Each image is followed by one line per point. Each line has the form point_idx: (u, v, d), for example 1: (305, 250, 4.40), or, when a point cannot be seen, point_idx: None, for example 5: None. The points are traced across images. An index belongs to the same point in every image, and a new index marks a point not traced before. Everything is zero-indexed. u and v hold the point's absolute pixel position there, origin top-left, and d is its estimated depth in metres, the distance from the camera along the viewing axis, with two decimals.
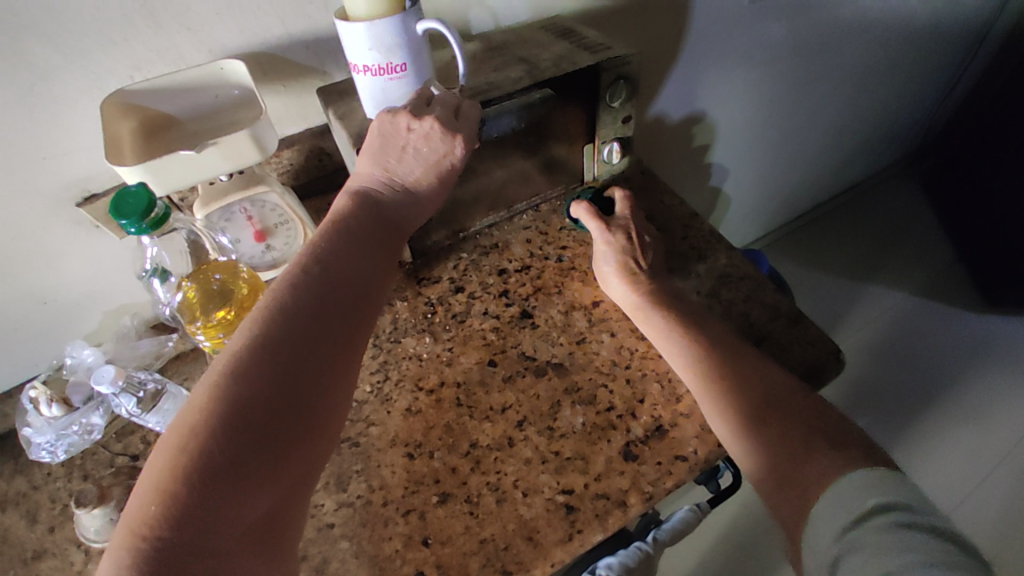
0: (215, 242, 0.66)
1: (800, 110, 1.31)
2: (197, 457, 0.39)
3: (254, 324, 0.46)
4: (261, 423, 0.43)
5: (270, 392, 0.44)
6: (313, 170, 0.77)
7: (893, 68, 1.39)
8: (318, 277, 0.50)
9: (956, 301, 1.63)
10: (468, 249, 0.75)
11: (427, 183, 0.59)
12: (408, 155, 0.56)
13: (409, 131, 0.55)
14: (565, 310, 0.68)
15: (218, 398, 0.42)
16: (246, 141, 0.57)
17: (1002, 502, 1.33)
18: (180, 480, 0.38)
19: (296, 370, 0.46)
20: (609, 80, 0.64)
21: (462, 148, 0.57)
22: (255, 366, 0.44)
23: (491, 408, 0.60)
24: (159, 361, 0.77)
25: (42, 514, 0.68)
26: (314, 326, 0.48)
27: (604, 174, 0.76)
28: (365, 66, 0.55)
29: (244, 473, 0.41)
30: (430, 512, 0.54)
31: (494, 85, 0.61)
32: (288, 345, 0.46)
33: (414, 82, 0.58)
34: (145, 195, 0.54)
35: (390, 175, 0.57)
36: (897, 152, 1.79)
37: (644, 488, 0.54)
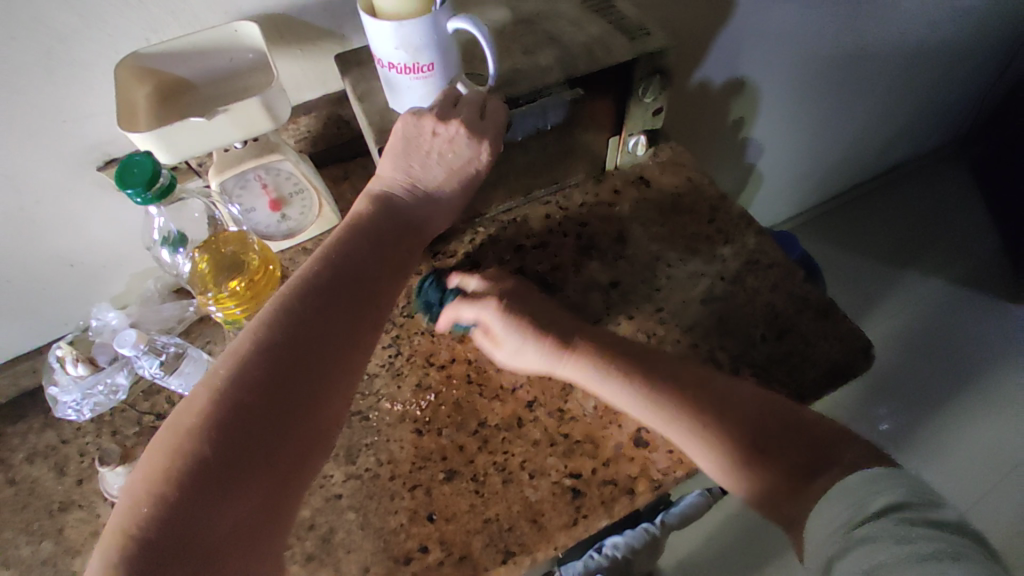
0: (230, 211, 0.65)
1: (843, 88, 1.24)
2: (190, 454, 0.41)
3: (264, 330, 0.47)
4: (253, 436, 0.44)
5: (265, 397, 0.45)
6: (330, 137, 0.75)
7: (957, 37, 1.28)
8: (325, 292, 0.51)
9: (1002, 293, 1.55)
10: (484, 223, 0.72)
11: (454, 187, 0.58)
12: (432, 159, 0.55)
13: (434, 135, 0.53)
14: (581, 291, 0.66)
15: (217, 401, 0.44)
16: (259, 108, 0.56)
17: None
18: (172, 475, 0.40)
19: (296, 378, 0.47)
20: (642, 73, 0.61)
21: (487, 152, 0.56)
22: (250, 376, 0.45)
23: (501, 387, 0.59)
24: (182, 325, 0.78)
25: (71, 467, 0.71)
26: (314, 340, 0.49)
27: (625, 165, 0.75)
28: (391, 64, 0.51)
29: (232, 472, 0.42)
30: (436, 488, 0.54)
31: (520, 75, 0.58)
32: (290, 355, 0.47)
33: (441, 82, 0.54)
34: (151, 165, 0.55)
35: (414, 182, 0.57)
36: (947, 132, 1.68)
37: (654, 476, 0.54)
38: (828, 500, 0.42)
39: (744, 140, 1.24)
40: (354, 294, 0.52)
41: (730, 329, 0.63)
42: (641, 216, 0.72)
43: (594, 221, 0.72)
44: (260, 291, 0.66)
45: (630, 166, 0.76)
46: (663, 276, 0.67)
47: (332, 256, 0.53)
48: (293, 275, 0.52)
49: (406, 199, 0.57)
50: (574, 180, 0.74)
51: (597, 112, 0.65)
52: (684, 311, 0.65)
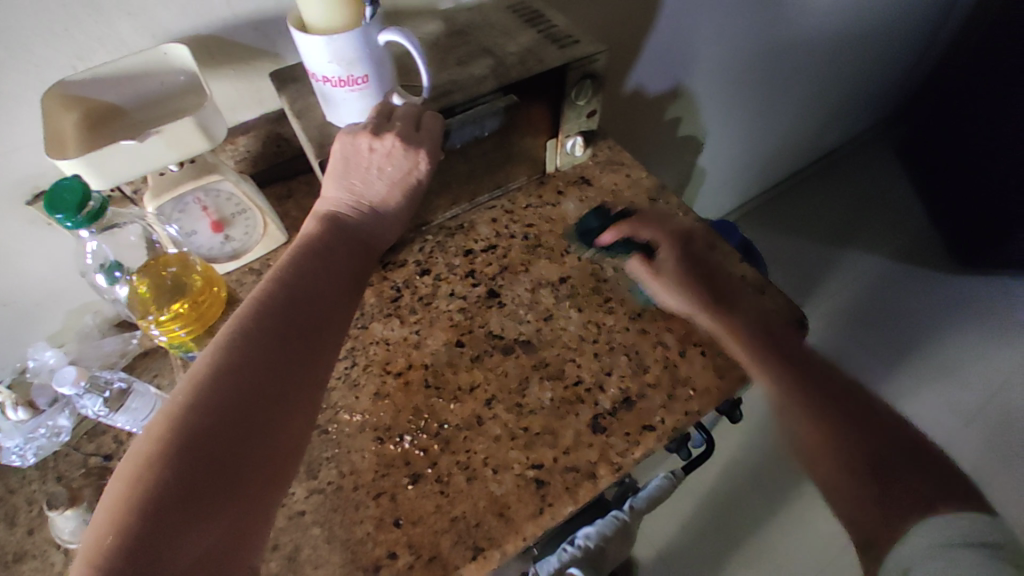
0: (170, 232, 0.63)
1: (769, 83, 1.32)
2: (151, 488, 0.39)
3: (221, 357, 0.46)
4: (214, 459, 0.42)
5: (227, 423, 0.43)
6: (271, 156, 0.75)
7: (867, 32, 1.39)
8: (283, 309, 0.50)
9: (932, 265, 1.66)
10: (432, 230, 0.72)
11: (396, 203, 0.58)
12: (373, 174, 0.55)
13: (371, 150, 0.53)
14: (531, 288, 0.68)
15: (175, 432, 0.42)
16: (193, 129, 0.55)
17: (980, 454, 1.37)
18: (134, 512, 0.38)
19: (258, 404, 0.46)
20: (574, 79, 0.64)
21: (426, 161, 0.55)
22: (208, 400, 0.44)
23: (460, 387, 0.60)
24: (125, 359, 0.76)
25: (19, 518, 0.67)
26: (274, 357, 0.48)
27: (565, 166, 0.78)
28: (325, 77, 0.51)
29: (199, 502, 0.40)
30: (401, 493, 0.54)
31: (457, 85, 0.60)
32: (250, 379, 0.46)
33: (376, 94, 0.54)
34: (81, 188, 0.53)
35: (358, 198, 0.57)
36: (867, 119, 1.80)
37: (614, 459, 0.56)
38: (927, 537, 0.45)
39: (682, 138, 1.30)
40: (312, 308, 0.51)
41: (676, 312, 0.66)
42: (585, 212, 0.75)
43: (540, 221, 0.74)
44: (205, 309, 0.64)
45: (571, 165, 0.78)
46: (609, 267, 0.70)
47: (287, 272, 0.52)
48: (247, 297, 0.50)
49: (359, 218, 0.57)
50: (517, 181, 0.76)
51: (535, 118, 0.67)
52: (632, 299, 0.67)
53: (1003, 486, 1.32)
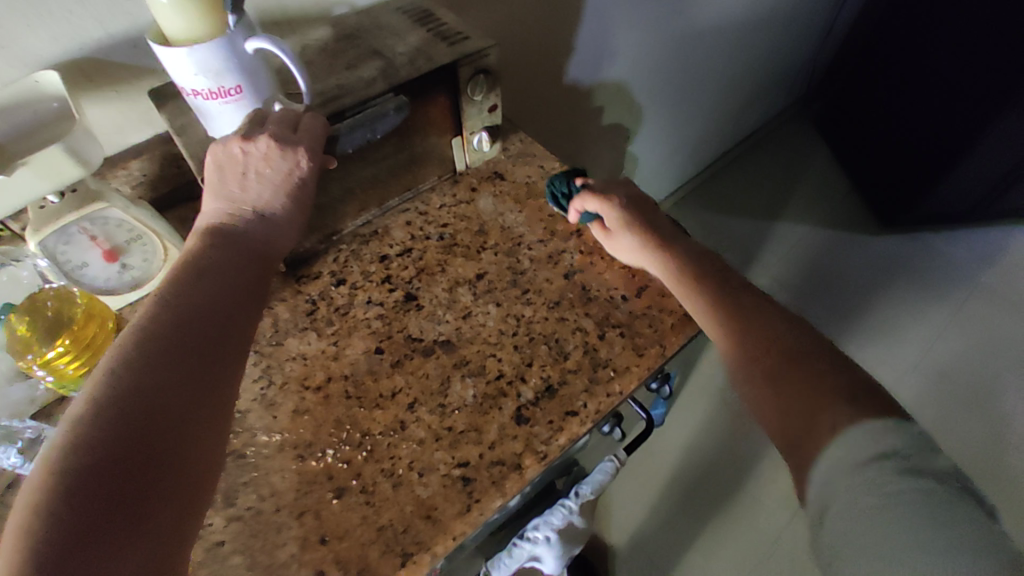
0: (48, 263, 0.60)
1: (686, 69, 1.35)
2: (42, 534, 0.36)
3: (108, 388, 0.42)
4: (111, 493, 0.38)
5: (123, 454, 0.40)
6: (171, 178, 0.72)
7: (773, 14, 1.45)
8: (174, 327, 0.46)
9: (856, 230, 1.76)
10: (345, 239, 0.71)
11: (281, 207, 0.55)
12: (251, 179, 0.53)
13: (245, 155, 0.52)
14: (449, 287, 0.67)
15: (62, 471, 0.38)
16: (63, 156, 0.53)
17: (918, 405, 1.44)
18: (25, 563, 0.35)
19: (158, 428, 0.42)
20: (467, 75, 0.64)
21: (308, 159, 0.53)
22: (96, 431, 0.40)
23: (381, 394, 0.59)
24: (35, 406, 0.72)
25: None
26: (171, 375, 0.44)
27: (476, 162, 0.78)
28: (195, 91, 0.50)
29: (96, 541, 0.37)
30: (325, 509, 0.53)
31: (345, 91, 0.59)
32: (145, 404, 0.42)
33: (253, 102, 0.53)
34: None
35: (240, 205, 0.54)
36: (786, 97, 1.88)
37: (539, 448, 0.56)
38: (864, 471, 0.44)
39: (608, 130, 1.32)
40: (206, 318, 0.48)
41: (592, 296, 0.67)
42: (499, 207, 0.75)
43: (455, 219, 0.74)
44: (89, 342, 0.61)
45: (481, 161, 0.78)
46: (525, 259, 0.71)
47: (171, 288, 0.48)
48: (130, 323, 0.46)
49: (243, 225, 0.53)
50: (429, 182, 0.76)
51: (435, 118, 0.67)
52: (550, 287, 0.68)
53: (939, 432, 1.40)
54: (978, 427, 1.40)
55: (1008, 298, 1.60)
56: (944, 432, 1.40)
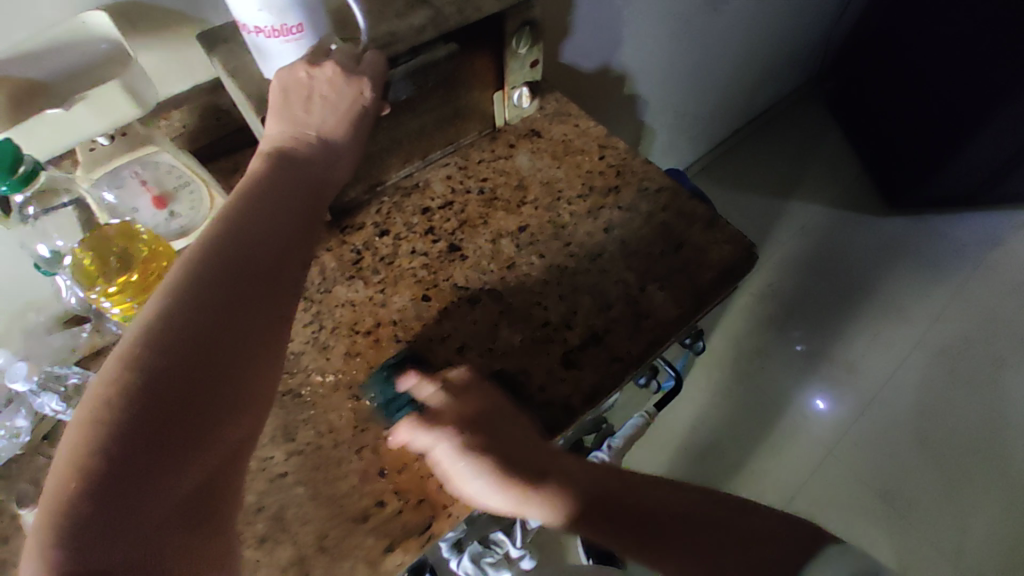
0: (106, 198, 0.60)
1: (704, 40, 1.34)
2: (112, 435, 0.37)
3: (175, 302, 0.43)
4: (181, 400, 0.40)
5: (192, 365, 0.41)
6: (211, 130, 0.72)
7: None
8: (239, 249, 0.47)
9: (866, 210, 1.76)
10: (387, 191, 0.72)
11: (342, 134, 0.56)
12: (314, 102, 0.53)
13: (310, 79, 0.53)
14: (492, 238, 0.68)
15: (133, 379, 0.39)
16: (121, 94, 0.53)
17: (923, 381, 1.47)
18: (97, 461, 0.36)
19: (221, 349, 0.43)
20: (513, 27, 0.64)
21: (371, 90, 0.54)
22: (167, 338, 0.41)
23: (431, 338, 0.61)
24: (78, 353, 0.73)
25: None
26: (235, 295, 0.45)
27: (514, 119, 0.78)
28: (258, 28, 0.50)
29: (167, 444, 0.39)
30: (383, 445, 0.54)
31: (395, 38, 0.59)
32: (210, 324, 0.43)
33: (312, 40, 0.53)
34: (11, 148, 0.47)
35: (302, 129, 0.54)
36: (802, 72, 1.86)
37: (587, 391, 0.58)
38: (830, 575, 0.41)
39: (628, 99, 1.32)
40: (268, 245, 0.49)
41: (633, 250, 0.69)
42: (537, 163, 0.76)
43: (494, 174, 0.75)
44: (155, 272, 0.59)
45: (519, 118, 0.79)
46: (565, 213, 0.72)
47: (236, 211, 0.49)
48: (193, 242, 0.46)
49: (301, 155, 0.54)
50: (469, 137, 0.76)
51: (478, 71, 0.67)
52: (590, 241, 0.69)
53: (941, 408, 1.44)
54: (979, 403, 1.44)
55: (1016, 278, 1.61)
56: (945, 409, 1.44)
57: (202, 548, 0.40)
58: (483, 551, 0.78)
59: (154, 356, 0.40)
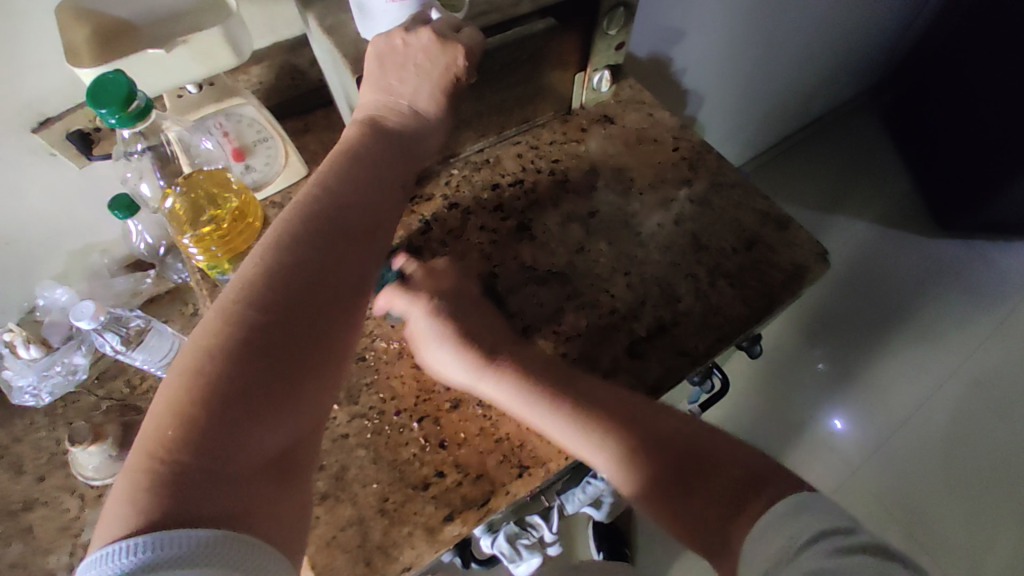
0: (208, 145, 0.61)
1: (771, 37, 1.29)
2: (213, 382, 0.39)
3: (270, 262, 0.44)
4: (273, 357, 0.41)
5: (284, 326, 0.42)
6: (286, 89, 0.72)
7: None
8: (331, 217, 0.48)
9: (916, 229, 1.69)
10: (458, 164, 0.71)
11: (434, 103, 0.56)
12: (409, 71, 0.53)
13: (405, 46, 0.51)
14: (562, 221, 0.67)
15: (232, 332, 0.40)
16: (220, 41, 0.52)
17: (956, 409, 1.43)
18: (196, 406, 0.38)
19: (310, 308, 0.44)
20: (607, 6, 0.62)
21: (465, 57, 0.52)
22: (265, 298, 0.42)
23: (496, 316, 0.60)
24: (138, 299, 0.76)
25: (27, 465, 0.72)
26: (325, 260, 0.46)
27: (589, 103, 0.76)
28: None
29: (259, 399, 0.40)
30: (445, 417, 0.54)
31: (491, 8, 0.57)
32: (301, 284, 0.44)
33: (415, 5, 0.52)
34: (126, 82, 0.47)
35: (395, 99, 0.55)
36: (864, 79, 1.78)
37: (651, 384, 0.57)
38: (766, 527, 0.39)
39: (685, 92, 1.28)
40: (357, 215, 0.50)
41: (703, 246, 0.67)
42: (609, 149, 0.74)
43: (566, 157, 0.73)
44: (243, 230, 0.61)
45: (593, 103, 0.77)
46: (637, 202, 0.70)
47: (327, 181, 0.50)
48: (287, 208, 0.48)
49: (399, 124, 0.55)
50: (543, 117, 0.75)
51: (564, 50, 0.66)
52: (660, 233, 0.68)
53: (971, 439, 1.40)
54: (1013, 437, 1.39)
55: None
56: (977, 440, 1.39)
57: (282, 505, 0.40)
58: (520, 533, 0.74)
59: (251, 313, 0.41)
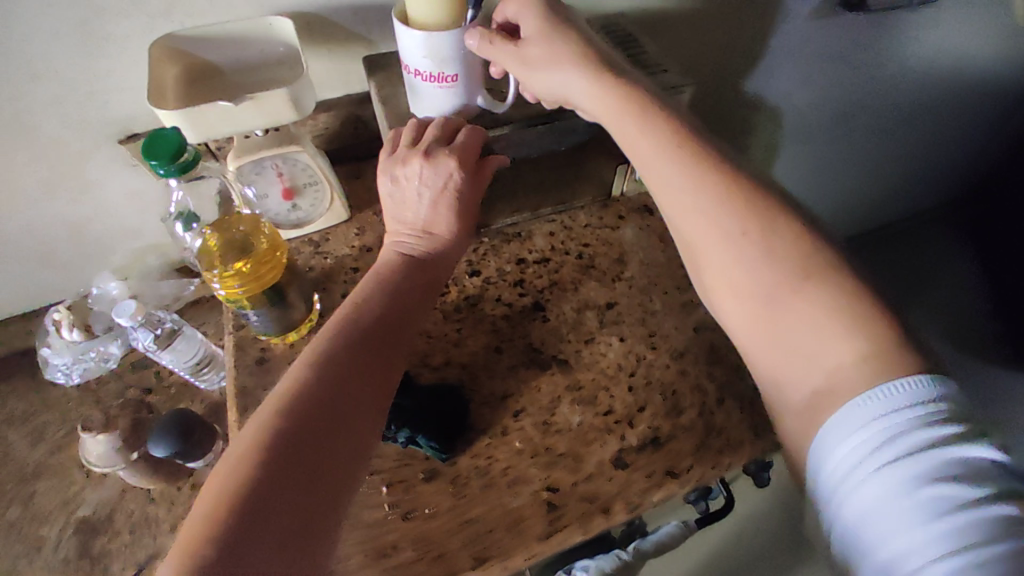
0: (248, 193, 0.66)
1: (852, 149, 1.15)
2: (239, 499, 0.38)
3: (305, 377, 0.46)
4: (303, 452, 0.42)
5: (315, 422, 0.44)
6: (348, 136, 0.77)
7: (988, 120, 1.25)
8: (366, 320, 0.52)
9: None
10: (489, 234, 0.73)
11: (442, 218, 0.58)
12: (414, 197, 0.57)
13: (405, 177, 0.56)
14: (578, 308, 0.67)
15: (262, 450, 0.41)
16: (284, 99, 0.57)
17: None
18: (227, 506, 0.38)
19: (334, 423, 0.45)
20: None
21: (457, 168, 0.55)
22: (299, 397, 0.45)
23: (491, 394, 0.60)
24: (178, 303, 0.83)
25: (49, 434, 0.78)
26: (358, 360, 0.49)
27: (630, 192, 0.77)
28: (416, 71, 0.54)
29: (287, 491, 0.40)
30: (416, 486, 0.54)
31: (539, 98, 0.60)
32: (329, 401, 0.45)
33: (461, 94, 0.57)
34: (178, 138, 0.51)
35: (408, 225, 0.58)
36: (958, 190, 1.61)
37: (633, 498, 0.55)
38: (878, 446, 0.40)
39: None
40: (392, 317, 0.53)
41: (719, 358, 0.64)
42: (643, 241, 0.74)
43: (597, 241, 0.73)
44: (269, 265, 0.57)
45: (635, 193, 0.77)
46: (659, 301, 0.69)
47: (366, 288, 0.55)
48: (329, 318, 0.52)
49: (427, 250, 0.58)
50: (582, 200, 0.76)
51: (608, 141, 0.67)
52: (677, 336, 0.66)
53: None
54: None
55: None
56: None
57: None
58: None
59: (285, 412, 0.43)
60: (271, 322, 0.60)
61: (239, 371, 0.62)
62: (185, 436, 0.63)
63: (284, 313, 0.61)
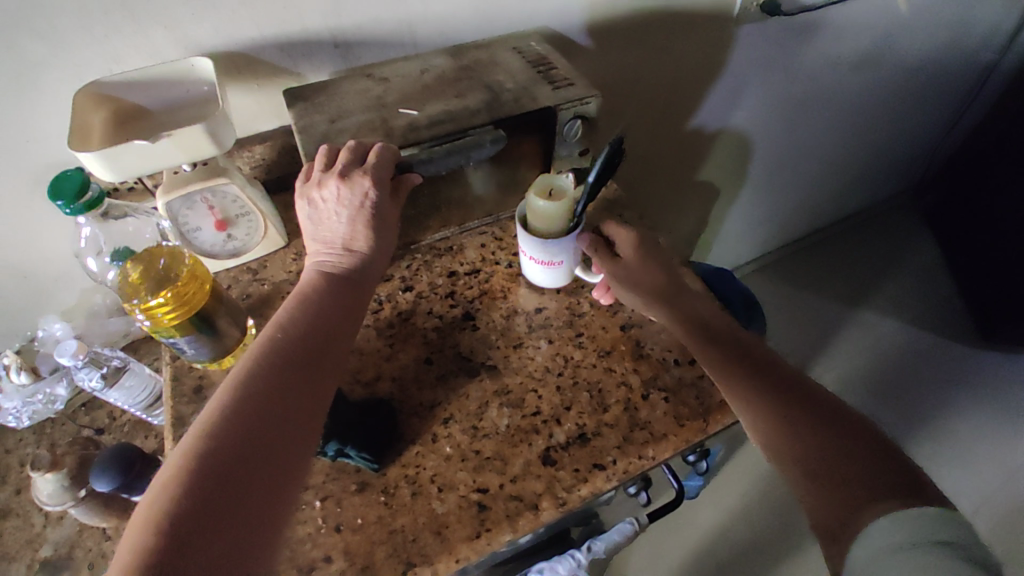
0: (168, 225, 0.67)
1: (788, 138, 1.22)
2: (166, 523, 0.40)
3: (227, 400, 0.47)
4: (230, 473, 0.43)
5: (241, 440, 0.45)
6: (285, 165, 0.79)
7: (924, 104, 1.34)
8: (291, 337, 0.53)
9: (956, 336, 1.50)
10: (421, 250, 0.76)
11: (359, 233, 0.60)
12: (334, 219, 0.60)
13: (323, 201, 0.60)
14: (507, 314, 0.69)
15: (188, 474, 0.42)
16: (202, 135, 0.59)
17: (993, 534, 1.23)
18: (155, 532, 0.39)
19: (262, 440, 0.46)
20: (565, 118, 0.66)
21: (371, 186, 0.59)
22: (224, 419, 0.46)
23: (421, 404, 0.62)
24: (127, 339, 0.84)
25: (11, 476, 0.78)
26: (285, 375, 0.50)
27: None
28: (529, 255, 0.68)
29: (214, 512, 0.41)
30: (347, 498, 0.56)
31: (451, 117, 0.64)
32: (256, 421, 0.46)
33: (565, 270, 0.70)
34: (81, 177, 0.58)
35: (329, 245, 0.60)
36: (908, 176, 1.64)
37: (559, 493, 0.56)
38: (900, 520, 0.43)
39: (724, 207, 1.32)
40: (319, 331, 0.54)
41: (644, 353, 0.66)
42: None
43: None
44: (190, 294, 0.59)
45: None
46: (586, 302, 0.71)
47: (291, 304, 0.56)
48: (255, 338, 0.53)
49: (347, 268, 0.60)
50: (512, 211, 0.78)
51: (526, 152, 0.70)
52: (605, 335, 0.68)
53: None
54: None
55: None
56: None
57: None
58: None
59: (209, 435, 0.45)
60: (205, 350, 0.62)
61: (176, 400, 0.63)
62: (128, 469, 0.64)
63: (216, 341, 0.63)
